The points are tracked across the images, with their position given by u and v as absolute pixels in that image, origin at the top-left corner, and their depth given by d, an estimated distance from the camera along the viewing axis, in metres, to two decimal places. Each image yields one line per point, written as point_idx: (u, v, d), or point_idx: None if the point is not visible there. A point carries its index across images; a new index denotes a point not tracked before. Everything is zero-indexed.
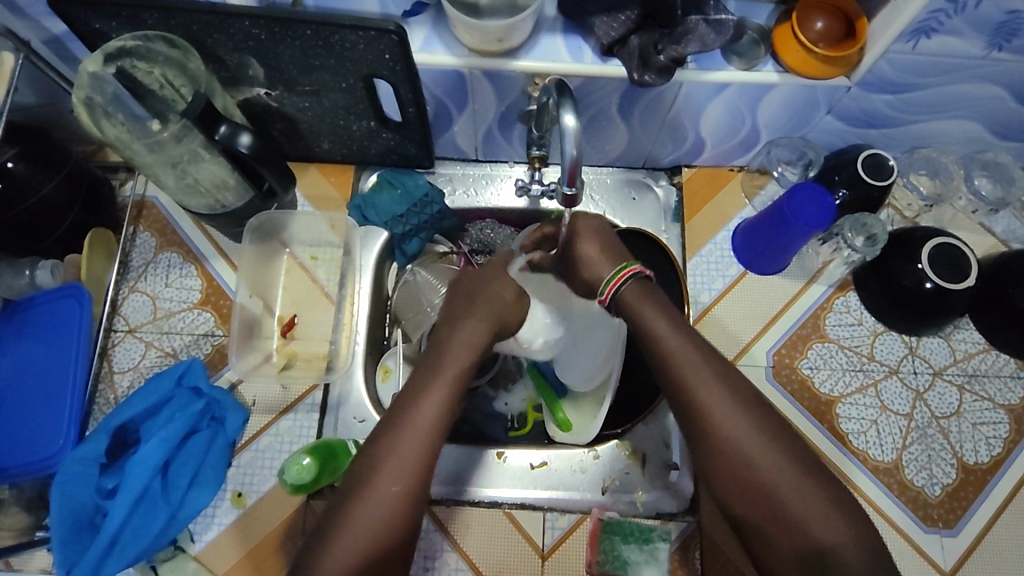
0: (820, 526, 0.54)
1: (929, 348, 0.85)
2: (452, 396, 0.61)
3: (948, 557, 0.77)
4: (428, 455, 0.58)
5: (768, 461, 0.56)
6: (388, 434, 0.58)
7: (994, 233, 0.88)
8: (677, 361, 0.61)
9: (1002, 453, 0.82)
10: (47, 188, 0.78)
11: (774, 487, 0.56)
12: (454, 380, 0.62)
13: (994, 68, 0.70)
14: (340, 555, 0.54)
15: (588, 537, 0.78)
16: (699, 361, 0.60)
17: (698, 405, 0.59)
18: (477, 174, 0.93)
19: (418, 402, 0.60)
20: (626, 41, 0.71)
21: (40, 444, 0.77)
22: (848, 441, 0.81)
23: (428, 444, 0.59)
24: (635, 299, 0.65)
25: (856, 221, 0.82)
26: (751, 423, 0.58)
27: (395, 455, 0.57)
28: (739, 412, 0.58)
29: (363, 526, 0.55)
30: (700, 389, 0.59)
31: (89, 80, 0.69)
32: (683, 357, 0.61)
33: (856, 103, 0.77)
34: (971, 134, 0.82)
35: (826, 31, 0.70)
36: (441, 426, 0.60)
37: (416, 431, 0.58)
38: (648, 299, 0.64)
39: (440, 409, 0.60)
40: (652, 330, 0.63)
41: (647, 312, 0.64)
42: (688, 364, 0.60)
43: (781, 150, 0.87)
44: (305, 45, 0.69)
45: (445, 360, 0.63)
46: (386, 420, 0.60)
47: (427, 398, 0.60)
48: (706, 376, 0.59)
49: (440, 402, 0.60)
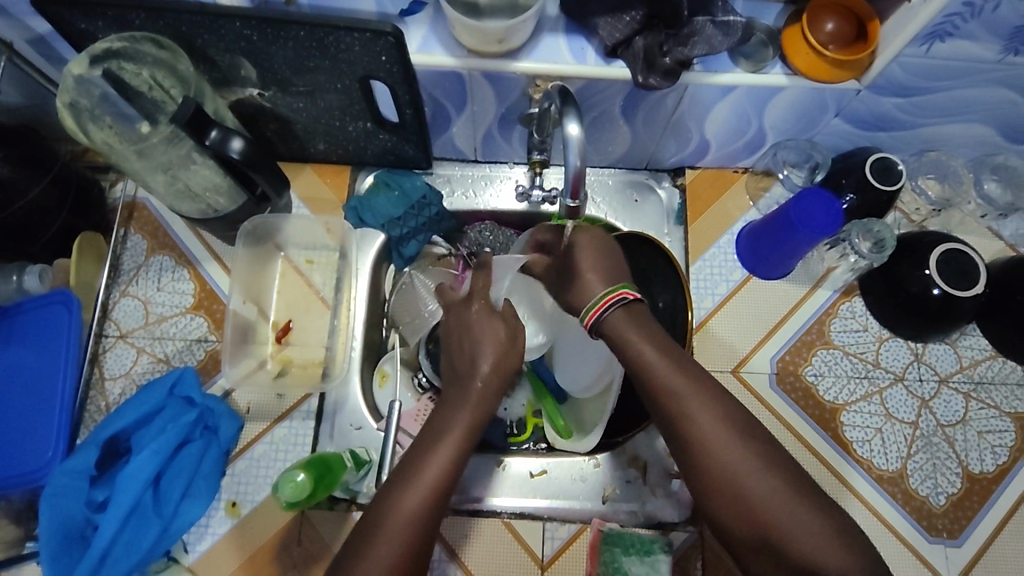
0: (826, 554, 0.52)
1: (935, 355, 0.84)
2: (461, 450, 0.59)
3: (952, 568, 0.77)
4: (439, 503, 0.57)
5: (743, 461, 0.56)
6: (397, 486, 0.57)
7: (1002, 237, 0.87)
8: (671, 389, 0.59)
9: (1007, 462, 0.81)
10: (35, 192, 0.76)
11: (776, 511, 0.54)
12: (466, 433, 0.60)
13: (1008, 73, 0.68)
14: None
15: (588, 548, 0.77)
16: (693, 388, 0.59)
17: (692, 436, 0.57)
18: (476, 174, 0.91)
19: (433, 447, 0.59)
20: (630, 42, 0.68)
21: (30, 454, 0.75)
22: (852, 450, 0.80)
23: (437, 499, 0.57)
24: (622, 322, 0.61)
25: (863, 227, 0.81)
26: (749, 449, 0.57)
27: (400, 510, 0.56)
28: (737, 440, 0.57)
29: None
30: (694, 418, 0.58)
31: (74, 84, 0.67)
32: (677, 382, 0.59)
33: (865, 106, 0.75)
34: (982, 138, 0.80)
35: (836, 33, 0.68)
36: (447, 480, 0.58)
37: (423, 484, 0.57)
38: (637, 325, 0.61)
39: (453, 454, 0.59)
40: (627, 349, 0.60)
41: (635, 340, 0.60)
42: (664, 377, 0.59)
43: (788, 152, 0.85)
44: (299, 47, 0.66)
45: (464, 404, 0.62)
46: (395, 472, 0.59)
47: (442, 443, 0.59)
48: (699, 405, 0.58)
49: (454, 446, 0.59)
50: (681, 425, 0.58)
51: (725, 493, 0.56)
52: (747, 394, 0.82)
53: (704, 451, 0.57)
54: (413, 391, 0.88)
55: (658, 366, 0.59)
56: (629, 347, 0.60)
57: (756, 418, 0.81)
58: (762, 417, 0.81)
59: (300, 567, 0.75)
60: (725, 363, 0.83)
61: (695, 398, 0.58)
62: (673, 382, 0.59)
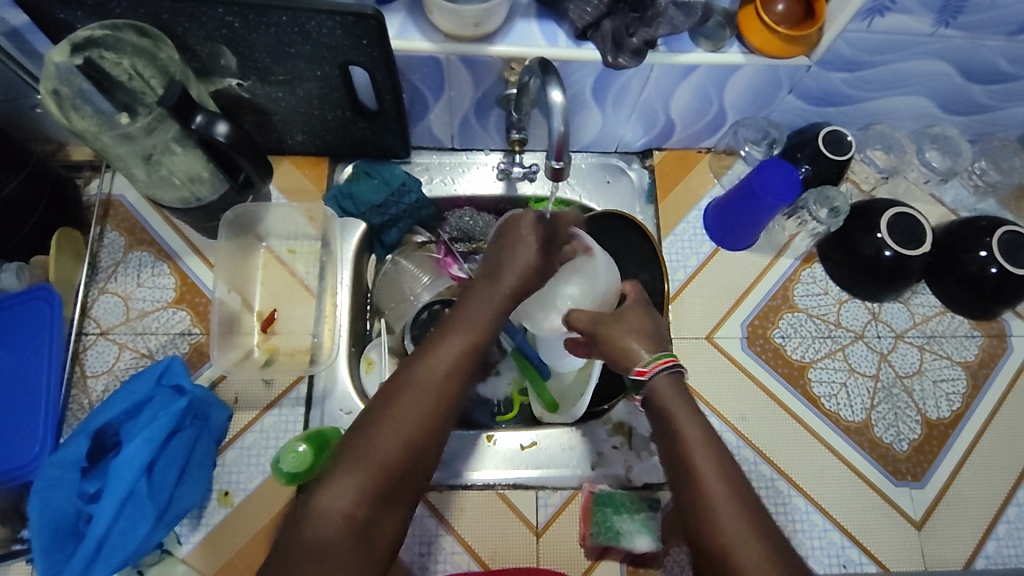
0: None
1: (890, 313, 0.90)
2: (461, 359, 0.61)
3: (917, 508, 0.82)
4: (437, 407, 0.58)
5: (730, 511, 0.54)
6: (384, 408, 0.58)
7: (944, 203, 0.94)
8: (683, 434, 0.58)
9: (961, 408, 0.87)
10: (10, 187, 0.75)
11: None
12: (463, 352, 0.62)
13: (941, 44, 0.75)
14: (346, 484, 0.53)
15: (580, 511, 0.80)
16: (712, 460, 0.56)
17: (694, 477, 0.56)
18: (453, 162, 0.94)
19: (430, 354, 0.61)
20: (598, 25, 0.72)
21: (14, 453, 0.74)
22: (821, 405, 0.85)
23: (429, 412, 0.58)
24: (664, 388, 0.61)
25: (819, 195, 0.87)
26: (749, 529, 0.53)
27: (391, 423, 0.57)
28: (738, 505, 0.54)
29: (347, 487, 0.53)
30: (705, 489, 0.55)
31: (55, 71, 0.67)
32: (698, 452, 0.57)
33: (815, 82, 0.80)
34: (922, 110, 0.87)
35: (787, 13, 0.73)
36: (445, 392, 0.59)
37: (416, 397, 0.58)
38: (682, 396, 0.61)
39: (449, 361, 0.61)
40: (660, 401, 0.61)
41: (672, 409, 0.60)
42: (687, 427, 0.59)
43: (746, 129, 0.90)
44: (280, 33, 0.68)
45: (464, 320, 0.64)
46: (379, 403, 0.59)
47: (441, 348, 0.61)
48: (715, 475, 0.56)
49: (454, 352, 0.61)
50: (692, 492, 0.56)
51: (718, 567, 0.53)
52: (721, 357, 0.87)
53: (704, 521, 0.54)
54: None
55: (683, 432, 0.58)
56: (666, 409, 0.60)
57: (730, 379, 0.86)
58: (736, 378, 0.86)
59: None
60: (699, 329, 0.88)
61: (700, 447, 0.57)
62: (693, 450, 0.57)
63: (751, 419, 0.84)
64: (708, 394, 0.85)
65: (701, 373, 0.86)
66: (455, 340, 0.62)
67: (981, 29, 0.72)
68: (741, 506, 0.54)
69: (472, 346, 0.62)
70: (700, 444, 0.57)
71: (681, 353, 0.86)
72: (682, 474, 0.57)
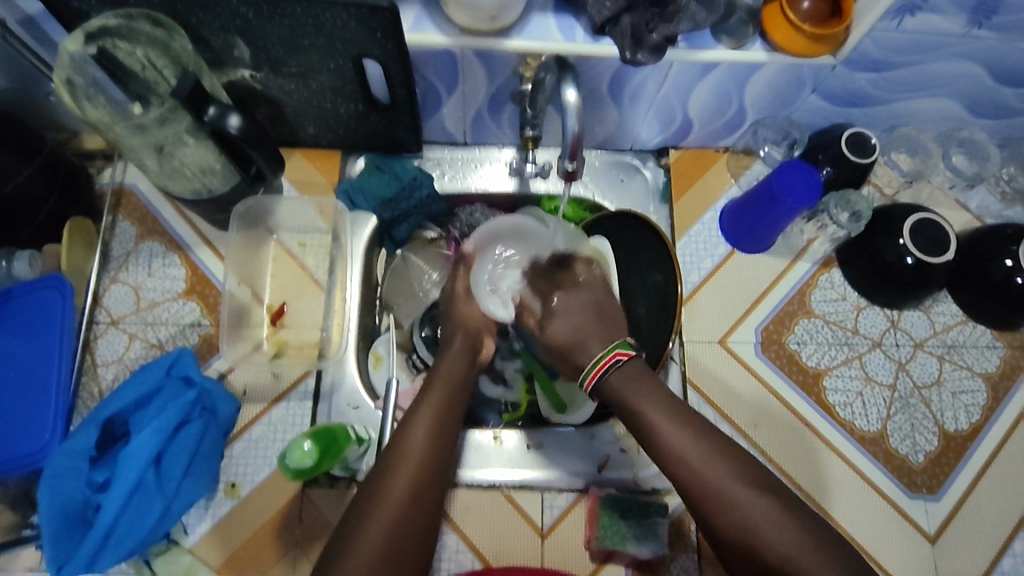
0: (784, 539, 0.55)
1: (910, 321, 0.88)
2: (450, 394, 0.67)
3: (931, 521, 0.80)
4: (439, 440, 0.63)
5: (711, 470, 0.59)
6: (396, 446, 0.62)
7: (969, 208, 0.92)
8: (645, 416, 0.62)
9: (980, 420, 0.85)
10: (23, 176, 0.75)
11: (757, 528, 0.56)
12: (440, 413, 0.65)
13: (971, 46, 0.72)
14: (377, 520, 0.58)
15: (586, 514, 0.79)
16: (705, 447, 0.60)
17: (667, 451, 0.61)
18: (465, 157, 0.92)
19: (424, 396, 0.66)
20: (617, 20, 0.70)
21: (23, 440, 0.75)
22: (835, 413, 0.84)
23: (429, 463, 0.61)
24: (618, 381, 0.64)
25: (841, 198, 0.85)
26: (738, 482, 0.58)
27: (388, 491, 0.59)
28: (717, 463, 0.59)
29: (379, 525, 0.57)
30: (708, 477, 0.58)
31: (69, 61, 0.66)
32: (687, 442, 0.60)
33: (840, 82, 0.78)
34: (950, 113, 0.84)
35: (812, 11, 0.71)
36: (444, 427, 0.64)
37: (411, 464, 0.61)
38: (635, 383, 0.63)
39: (440, 400, 0.66)
40: (624, 397, 0.63)
41: (637, 398, 0.63)
42: (650, 412, 0.62)
43: (767, 129, 0.89)
44: (294, 24, 0.67)
45: (445, 361, 0.70)
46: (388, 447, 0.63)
47: (432, 389, 0.67)
48: (715, 461, 0.59)
49: (446, 389, 0.67)
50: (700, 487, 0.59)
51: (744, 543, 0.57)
52: (734, 362, 0.85)
53: (715, 507, 0.58)
54: (408, 372, 0.87)
55: (653, 421, 0.61)
56: (625, 398, 0.63)
57: (743, 384, 0.84)
58: (748, 384, 0.84)
59: (301, 544, 0.76)
60: (712, 333, 0.86)
61: (668, 424, 0.61)
62: (675, 442, 0.60)
63: (762, 426, 0.83)
64: (719, 400, 0.83)
65: (713, 376, 0.84)
66: (444, 379, 0.68)
67: (1016, 30, 0.70)
68: (722, 463, 0.59)
69: (448, 404, 0.66)
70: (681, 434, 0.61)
71: (693, 357, 0.85)
72: (661, 454, 0.61)
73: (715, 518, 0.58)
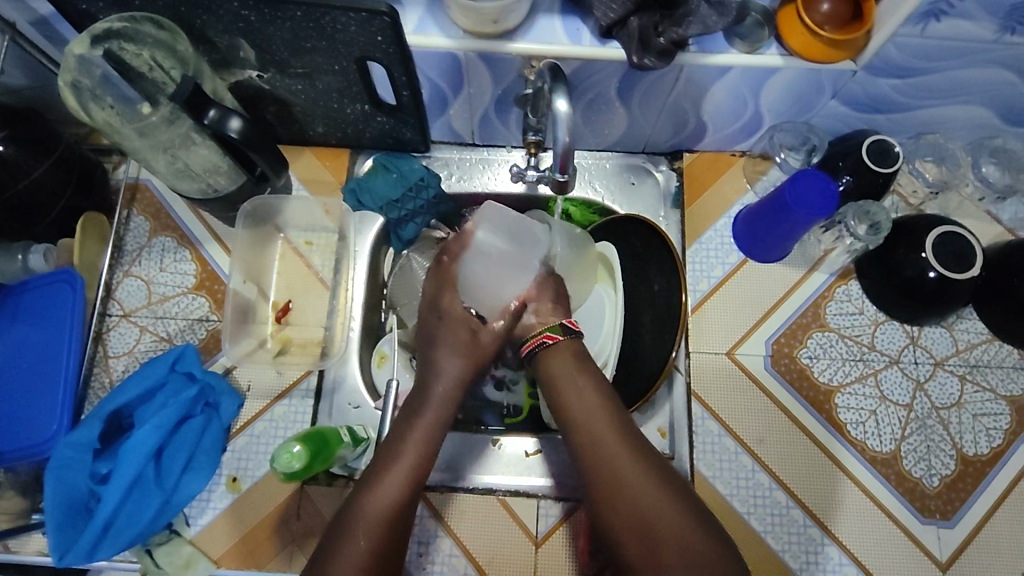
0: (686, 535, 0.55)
1: (931, 338, 0.84)
2: (431, 439, 0.64)
3: (944, 549, 0.77)
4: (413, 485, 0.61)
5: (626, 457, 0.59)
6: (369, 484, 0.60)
7: (1001, 221, 0.87)
8: (572, 397, 0.63)
9: (1002, 445, 0.81)
10: (38, 172, 0.77)
11: (660, 522, 0.56)
12: (415, 467, 0.62)
13: (1003, 52, 0.68)
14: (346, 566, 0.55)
15: (583, 524, 0.78)
16: (623, 435, 0.61)
17: (588, 431, 0.61)
18: (474, 158, 0.91)
19: (405, 437, 0.64)
20: (625, 22, 0.68)
21: (36, 428, 0.77)
22: (846, 432, 0.81)
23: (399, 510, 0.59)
24: (551, 363, 0.66)
25: (859, 209, 0.81)
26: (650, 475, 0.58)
27: (349, 544, 0.56)
28: (636, 456, 0.60)
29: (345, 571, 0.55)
30: (614, 462, 0.59)
31: (75, 63, 0.68)
32: (604, 425, 0.61)
33: (861, 87, 0.75)
34: (982, 120, 0.80)
35: (832, 13, 0.68)
36: (422, 470, 0.62)
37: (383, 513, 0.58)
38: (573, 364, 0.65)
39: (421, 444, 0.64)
40: (557, 374, 0.65)
41: (568, 377, 0.65)
42: (580, 394, 0.63)
43: (784, 135, 0.85)
44: (296, 27, 0.67)
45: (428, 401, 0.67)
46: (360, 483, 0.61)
47: (414, 430, 0.64)
48: (620, 443, 0.60)
49: (427, 432, 0.65)
50: (600, 459, 0.60)
51: (635, 531, 0.56)
52: (741, 375, 0.83)
53: (614, 483, 0.58)
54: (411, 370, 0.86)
55: (573, 388, 0.64)
56: (558, 380, 0.65)
57: (750, 398, 0.82)
58: (755, 397, 0.82)
59: (298, 541, 0.77)
60: (720, 344, 0.84)
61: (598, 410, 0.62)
62: (600, 425, 0.61)
63: (769, 441, 0.80)
64: (721, 411, 0.81)
65: (719, 388, 0.82)
66: (428, 420, 0.66)
67: None
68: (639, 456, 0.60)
69: (427, 450, 0.64)
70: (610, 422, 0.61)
71: (699, 368, 0.83)
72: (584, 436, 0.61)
73: (621, 510, 0.57)
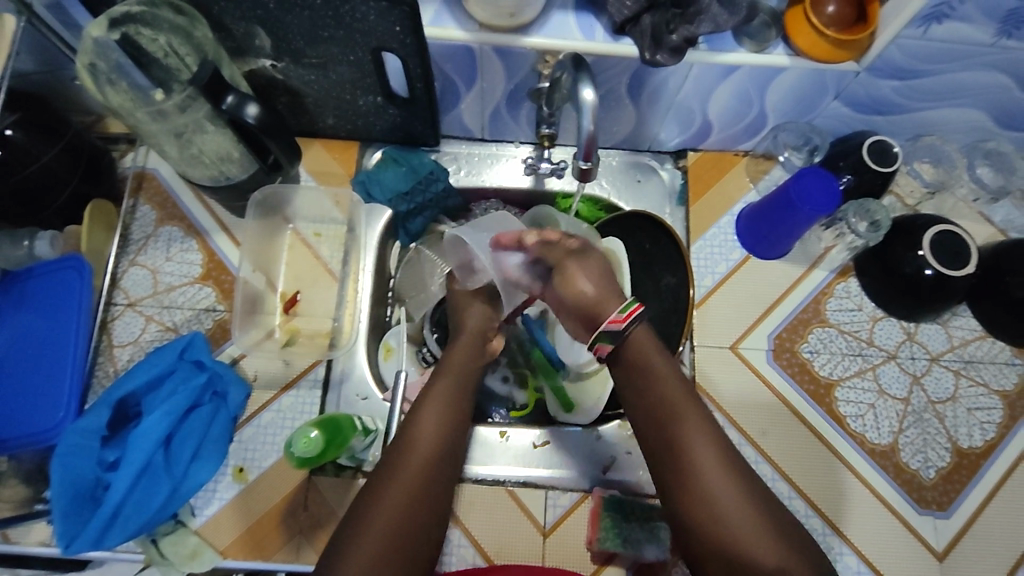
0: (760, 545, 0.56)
1: (927, 334, 0.86)
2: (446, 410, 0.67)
3: (940, 539, 0.79)
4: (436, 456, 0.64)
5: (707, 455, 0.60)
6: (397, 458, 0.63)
7: (993, 222, 0.90)
8: (654, 391, 0.63)
9: (995, 438, 0.83)
10: (48, 156, 0.77)
11: (737, 530, 0.57)
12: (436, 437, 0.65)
13: (1000, 56, 0.71)
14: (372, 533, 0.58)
15: (589, 515, 0.79)
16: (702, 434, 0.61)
17: (671, 428, 0.61)
18: (482, 153, 0.92)
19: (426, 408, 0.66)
20: (638, 19, 0.69)
21: (42, 415, 0.76)
22: (845, 424, 0.83)
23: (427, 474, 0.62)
24: (635, 360, 0.64)
25: (860, 207, 0.84)
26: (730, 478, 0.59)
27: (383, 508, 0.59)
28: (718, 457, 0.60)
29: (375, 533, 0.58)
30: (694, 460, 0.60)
31: (93, 46, 0.68)
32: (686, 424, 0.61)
33: (863, 89, 0.77)
34: (976, 123, 0.83)
35: (837, 15, 0.70)
36: (442, 440, 0.65)
37: (407, 481, 0.61)
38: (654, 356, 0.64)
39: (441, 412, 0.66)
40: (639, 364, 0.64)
41: (649, 372, 0.64)
42: (663, 389, 0.63)
43: (788, 134, 0.88)
44: (314, 15, 0.68)
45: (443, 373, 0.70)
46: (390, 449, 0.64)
47: (432, 403, 0.67)
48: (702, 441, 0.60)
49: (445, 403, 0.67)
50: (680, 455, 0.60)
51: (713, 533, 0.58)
52: (744, 368, 0.84)
53: (693, 483, 0.59)
54: (418, 364, 0.89)
55: (655, 381, 0.63)
56: (641, 374, 0.64)
57: (752, 390, 0.84)
58: (757, 389, 0.84)
59: (305, 532, 0.76)
60: (724, 338, 0.85)
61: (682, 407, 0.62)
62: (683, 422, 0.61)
63: (770, 433, 0.82)
64: (724, 403, 0.83)
65: (722, 381, 0.84)
66: (445, 388, 0.68)
67: None
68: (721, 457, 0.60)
69: (449, 416, 0.67)
70: (701, 439, 0.60)
71: (703, 361, 0.84)
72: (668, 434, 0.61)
73: (699, 511, 0.58)
